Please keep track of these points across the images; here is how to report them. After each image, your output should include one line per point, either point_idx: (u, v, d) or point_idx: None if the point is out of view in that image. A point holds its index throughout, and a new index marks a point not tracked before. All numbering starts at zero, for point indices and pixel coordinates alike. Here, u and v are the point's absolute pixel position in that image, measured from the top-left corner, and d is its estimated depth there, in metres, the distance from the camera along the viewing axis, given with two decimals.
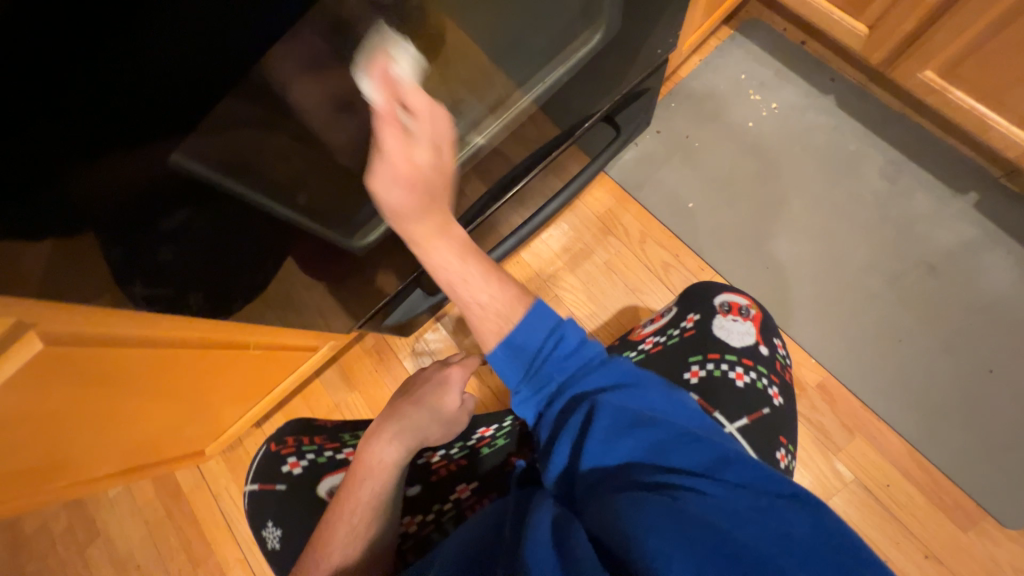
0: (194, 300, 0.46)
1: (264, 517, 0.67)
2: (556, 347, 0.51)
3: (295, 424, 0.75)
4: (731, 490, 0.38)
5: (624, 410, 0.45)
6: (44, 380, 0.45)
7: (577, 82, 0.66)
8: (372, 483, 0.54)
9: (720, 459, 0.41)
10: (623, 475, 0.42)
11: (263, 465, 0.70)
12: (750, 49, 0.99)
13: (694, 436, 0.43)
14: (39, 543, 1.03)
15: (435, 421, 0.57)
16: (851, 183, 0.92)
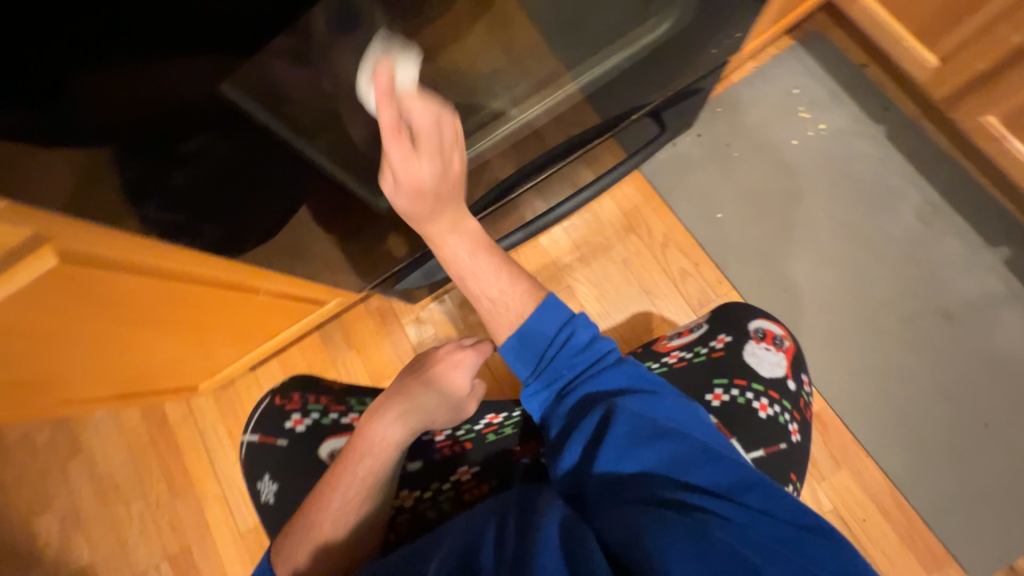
0: (210, 233, 0.44)
1: (261, 469, 0.69)
2: (568, 343, 0.50)
3: (297, 378, 0.75)
4: (752, 516, 0.39)
5: (644, 419, 0.45)
6: (54, 297, 0.44)
7: (635, 70, 0.64)
8: (371, 459, 0.54)
9: (742, 483, 0.41)
10: (641, 484, 0.43)
11: (266, 418, 0.71)
12: (807, 64, 0.96)
13: (716, 455, 0.43)
14: (20, 451, 1.04)
15: (442, 405, 0.57)
16: (884, 218, 0.90)
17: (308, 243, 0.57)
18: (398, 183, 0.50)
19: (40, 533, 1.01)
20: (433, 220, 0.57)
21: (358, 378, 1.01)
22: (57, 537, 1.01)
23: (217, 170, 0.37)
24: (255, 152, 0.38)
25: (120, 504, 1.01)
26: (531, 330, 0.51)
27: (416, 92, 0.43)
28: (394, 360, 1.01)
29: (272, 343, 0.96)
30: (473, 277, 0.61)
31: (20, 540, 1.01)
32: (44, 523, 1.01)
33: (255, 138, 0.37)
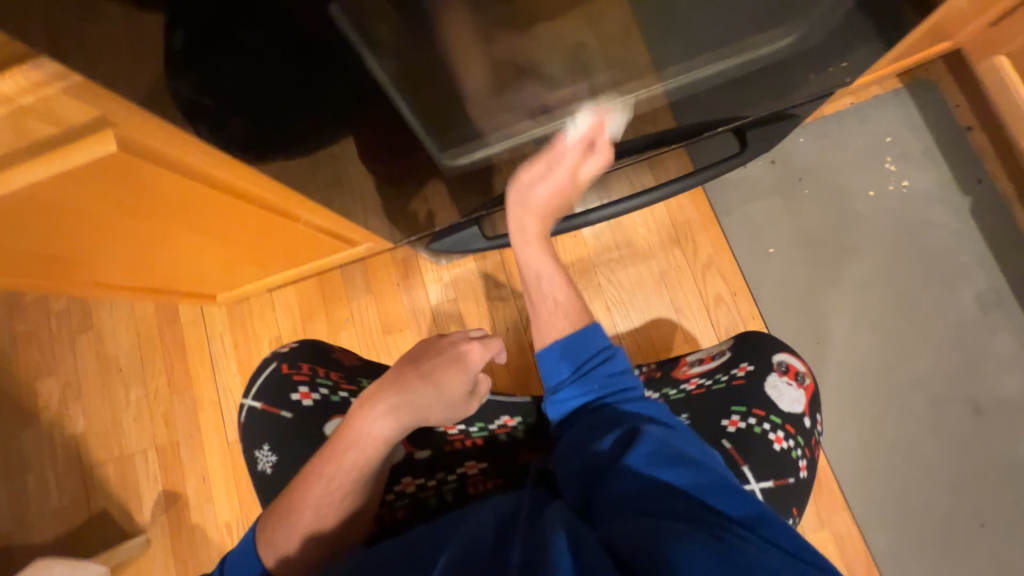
0: (245, 139, 0.40)
1: (262, 439, 0.68)
2: (603, 364, 0.56)
3: (304, 344, 0.73)
4: (771, 550, 0.36)
5: (666, 442, 0.46)
6: (102, 180, 0.43)
7: (740, 80, 0.60)
8: (356, 452, 0.54)
9: (758, 517, 0.39)
10: (656, 500, 0.41)
11: (271, 385, 0.70)
12: (910, 113, 0.90)
13: (737, 491, 0.41)
14: (37, 313, 1.07)
15: (438, 403, 0.56)
16: (941, 295, 0.86)
17: (357, 182, 0.55)
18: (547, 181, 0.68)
19: (42, 393, 1.05)
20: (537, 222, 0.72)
21: (370, 323, 1.01)
22: (57, 401, 1.04)
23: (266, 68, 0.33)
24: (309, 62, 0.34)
25: (120, 385, 1.04)
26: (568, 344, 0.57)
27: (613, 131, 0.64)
28: (408, 314, 1.01)
29: (294, 268, 0.96)
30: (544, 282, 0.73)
31: (23, 394, 1.05)
32: (47, 385, 1.05)
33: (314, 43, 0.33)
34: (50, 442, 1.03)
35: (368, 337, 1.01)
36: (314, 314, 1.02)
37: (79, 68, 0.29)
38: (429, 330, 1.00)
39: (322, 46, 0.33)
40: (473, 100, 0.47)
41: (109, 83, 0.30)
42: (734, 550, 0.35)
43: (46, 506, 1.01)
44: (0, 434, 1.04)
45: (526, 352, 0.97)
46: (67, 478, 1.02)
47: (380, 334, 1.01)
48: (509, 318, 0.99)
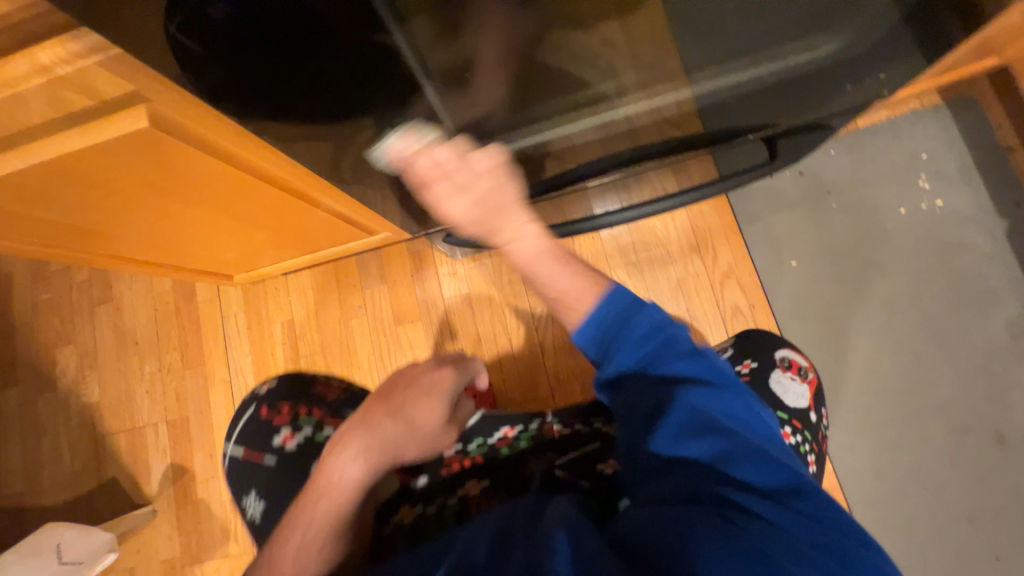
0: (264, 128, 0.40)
1: (248, 486, 0.68)
2: (635, 326, 0.49)
3: (280, 386, 0.73)
4: (796, 519, 0.39)
5: (699, 411, 0.45)
6: (132, 154, 0.43)
7: (775, 89, 0.60)
8: (328, 500, 0.51)
9: (790, 489, 0.41)
10: (687, 475, 0.42)
11: (252, 432, 0.70)
12: (948, 130, 0.87)
13: (768, 458, 0.43)
14: (59, 282, 1.10)
15: (411, 438, 0.54)
16: (969, 319, 0.83)
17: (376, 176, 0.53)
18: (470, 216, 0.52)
19: (61, 361, 1.07)
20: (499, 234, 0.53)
21: (382, 312, 1.02)
22: (74, 370, 1.07)
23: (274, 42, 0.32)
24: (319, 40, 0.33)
25: (135, 358, 1.06)
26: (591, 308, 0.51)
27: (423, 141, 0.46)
28: (420, 305, 1.01)
29: (311, 252, 0.96)
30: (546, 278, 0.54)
31: (43, 361, 1.08)
32: (66, 353, 1.08)
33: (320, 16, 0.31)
34: (65, 410, 1.06)
35: (379, 326, 1.01)
36: (327, 300, 1.03)
37: (74, 17, 0.26)
38: (439, 323, 1.00)
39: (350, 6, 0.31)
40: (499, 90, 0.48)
41: (102, 31, 0.27)
42: (755, 529, 0.37)
43: (59, 472, 1.04)
44: (19, 398, 1.07)
45: (535, 351, 0.97)
46: (79, 445, 1.04)
47: (391, 324, 1.01)
48: (521, 317, 0.98)
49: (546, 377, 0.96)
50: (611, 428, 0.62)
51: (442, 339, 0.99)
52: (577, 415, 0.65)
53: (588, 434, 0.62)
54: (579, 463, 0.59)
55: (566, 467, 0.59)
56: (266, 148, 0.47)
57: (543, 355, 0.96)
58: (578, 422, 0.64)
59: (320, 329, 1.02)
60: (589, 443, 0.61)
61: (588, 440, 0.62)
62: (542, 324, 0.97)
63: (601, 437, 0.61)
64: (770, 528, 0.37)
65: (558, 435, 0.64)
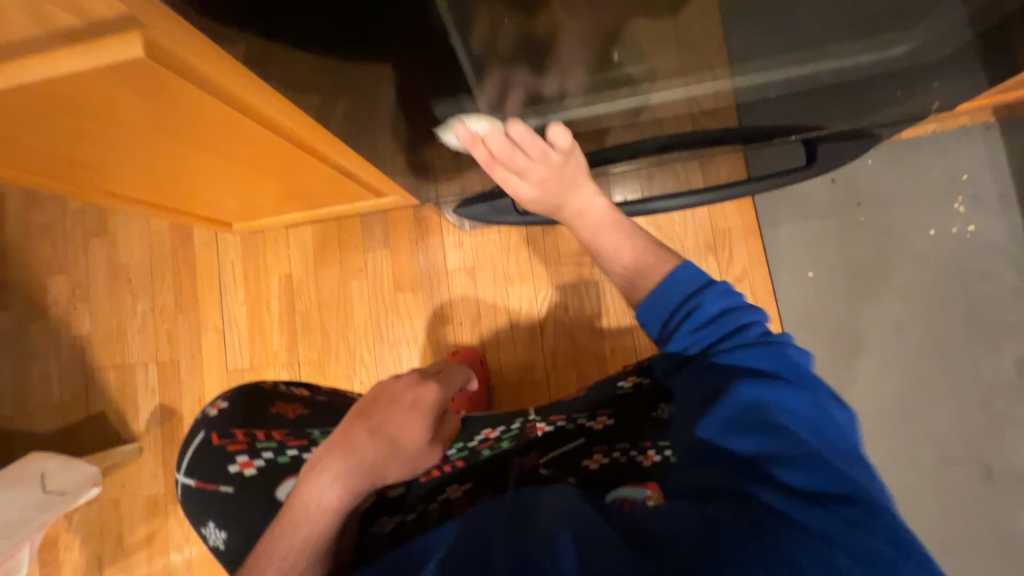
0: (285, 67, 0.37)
1: (206, 516, 0.62)
2: (703, 314, 0.46)
3: (233, 407, 0.67)
4: (838, 526, 0.33)
5: (755, 406, 0.39)
6: (131, 85, 0.39)
7: (830, 91, 0.56)
8: (305, 526, 0.49)
9: (837, 493, 0.35)
10: (730, 470, 0.37)
11: (203, 459, 0.65)
12: (996, 153, 0.83)
13: (821, 460, 0.36)
14: (53, 209, 1.06)
15: (393, 459, 0.51)
16: (980, 352, 0.81)
17: (396, 126, 0.50)
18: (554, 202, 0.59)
19: (52, 290, 1.05)
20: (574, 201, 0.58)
21: (383, 277, 0.99)
22: (66, 300, 1.05)
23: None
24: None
25: (128, 295, 1.04)
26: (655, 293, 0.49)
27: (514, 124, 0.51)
28: (422, 275, 0.98)
29: (315, 206, 0.93)
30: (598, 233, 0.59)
31: (34, 288, 1.06)
32: (58, 283, 1.05)
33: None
34: (55, 339, 1.04)
35: (378, 291, 0.99)
36: (328, 258, 1.00)
37: None
38: (440, 296, 0.98)
39: None
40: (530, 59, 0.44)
41: None
42: (801, 540, 0.32)
43: (47, 400, 1.03)
44: (9, 322, 1.05)
45: (534, 334, 0.95)
46: (69, 377, 1.04)
47: (391, 291, 0.99)
48: (523, 298, 0.96)
49: (541, 361, 0.94)
50: (596, 425, 0.60)
51: (442, 311, 0.97)
52: (562, 413, 0.64)
53: (573, 432, 0.61)
54: (567, 461, 0.57)
55: (551, 465, 0.56)
56: (277, 97, 0.43)
57: (541, 339, 0.95)
58: (562, 420, 0.64)
59: (318, 288, 1.00)
60: (575, 440, 0.60)
61: (573, 436, 0.61)
62: (545, 307, 0.95)
63: (587, 433, 0.60)
64: (819, 545, 0.31)
65: (542, 433, 0.63)
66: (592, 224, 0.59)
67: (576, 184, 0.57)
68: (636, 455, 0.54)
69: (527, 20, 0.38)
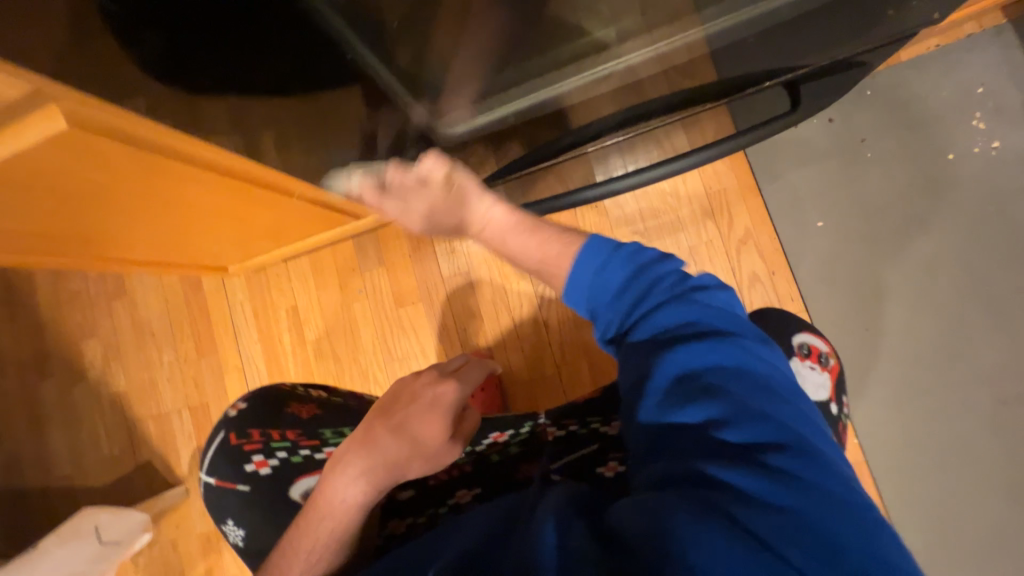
0: (211, 109, 0.38)
1: (226, 515, 0.65)
2: (610, 280, 0.44)
3: (251, 408, 0.68)
4: (779, 483, 0.32)
5: (691, 372, 0.38)
6: (77, 157, 0.41)
7: (796, 29, 0.51)
8: (330, 521, 0.49)
9: (777, 447, 0.34)
10: (676, 445, 0.36)
11: (221, 459, 0.67)
12: (1012, 57, 0.75)
13: (763, 416, 0.36)
14: (76, 278, 1.12)
15: (413, 456, 0.49)
16: (1023, 277, 0.74)
17: (361, 142, 0.51)
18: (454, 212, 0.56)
19: (87, 354, 1.12)
20: (476, 210, 0.55)
21: (384, 295, 1.00)
22: (100, 361, 1.11)
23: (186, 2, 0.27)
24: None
25: (153, 348, 1.09)
26: (574, 269, 0.45)
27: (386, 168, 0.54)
28: (420, 287, 0.98)
29: (305, 236, 0.94)
30: (521, 240, 0.54)
31: (70, 354, 1.12)
32: (91, 346, 1.11)
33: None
34: (96, 399, 1.11)
35: (381, 309, 0.99)
36: (327, 284, 1.01)
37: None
38: (441, 306, 0.97)
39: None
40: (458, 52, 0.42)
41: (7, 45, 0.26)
42: (734, 503, 0.31)
43: (98, 457, 1.10)
44: (52, 389, 1.12)
45: (540, 330, 0.93)
46: (114, 432, 1.10)
47: (393, 307, 0.99)
48: (524, 295, 0.94)
49: (552, 357, 0.93)
50: (610, 431, 0.58)
51: (444, 320, 0.97)
52: (574, 417, 0.62)
53: (585, 437, 0.58)
54: (577, 468, 0.55)
55: (564, 471, 0.54)
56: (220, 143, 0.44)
57: (547, 333, 0.93)
58: (574, 423, 0.61)
59: (323, 315, 1.02)
60: (587, 446, 0.57)
61: (585, 443, 0.58)
62: (546, 301, 0.93)
63: (601, 439, 0.57)
64: (754, 509, 0.31)
65: (552, 438, 0.60)
66: (498, 231, 0.55)
67: (471, 199, 0.55)
68: None
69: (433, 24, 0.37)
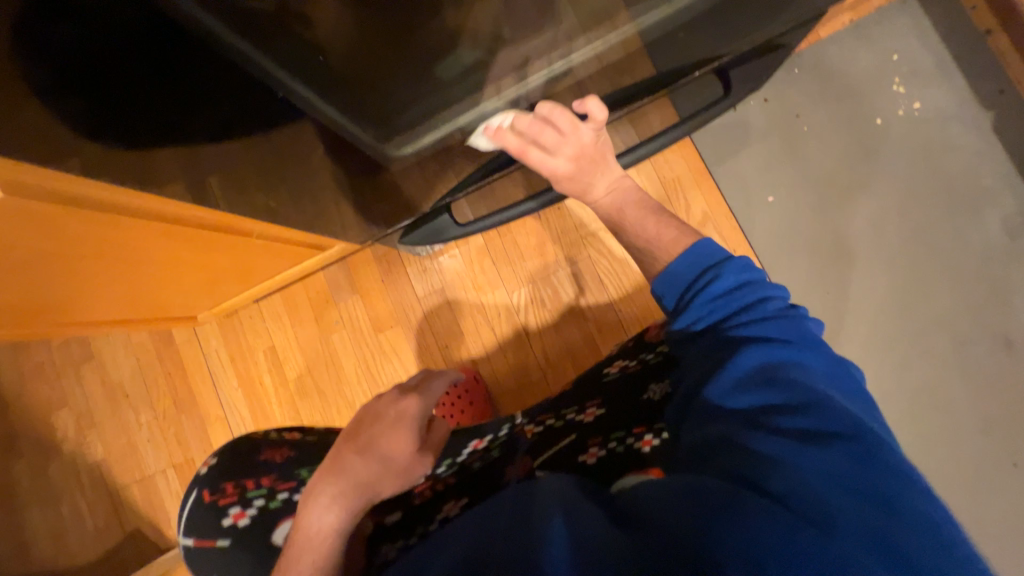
0: (150, 164, 0.39)
1: (209, 573, 0.63)
2: (715, 286, 0.48)
3: (222, 460, 0.67)
4: (832, 464, 0.35)
5: (764, 365, 0.42)
6: (21, 224, 0.41)
7: (718, 19, 0.54)
8: (311, 553, 0.48)
9: (838, 434, 0.37)
10: (742, 423, 0.40)
11: (197, 519, 0.64)
12: (919, 24, 0.81)
13: (829, 408, 0.38)
14: (36, 349, 1.08)
15: (384, 473, 0.49)
16: (961, 224, 0.79)
17: (324, 179, 0.53)
18: (585, 170, 0.64)
19: (58, 426, 1.07)
20: (601, 173, 0.65)
21: (362, 323, 0.99)
22: (73, 432, 1.06)
23: (96, 53, 0.27)
24: (141, 41, 0.28)
25: (129, 410, 1.05)
26: (672, 275, 0.51)
27: (551, 108, 0.57)
28: (397, 310, 0.98)
29: (271, 274, 0.93)
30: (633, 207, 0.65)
31: (40, 429, 1.07)
32: (62, 418, 1.07)
33: (130, 11, 0.26)
34: (73, 472, 1.06)
35: (360, 337, 0.99)
36: (303, 320, 1.00)
37: None
38: (420, 325, 0.97)
39: (211, 63, 0.31)
40: (397, 80, 0.43)
41: None
42: (799, 483, 0.33)
43: (82, 533, 1.05)
44: (25, 469, 1.07)
45: (520, 336, 0.94)
46: (96, 503, 1.05)
47: (372, 333, 0.98)
48: (500, 304, 0.95)
49: (535, 361, 0.93)
50: (586, 417, 0.59)
51: (426, 340, 0.97)
52: (550, 411, 0.63)
53: (562, 429, 0.60)
54: (561, 460, 0.57)
55: (547, 467, 0.56)
56: (172, 194, 0.45)
57: (528, 338, 0.94)
58: (551, 417, 0.62)
59: (303, 351, 1.00)
60: (566, 436, 0.59)
61: (564, 433, 0.59)
62: (523, 307, 0.94)
63: (578, 427, 0.59)
64: (809, 479, 0.34)
65: (532, 435, 0.61)
66: (611, 203, 0.66)
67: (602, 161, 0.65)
68: (634, 443, 0.55)
69: (366, 62, 0.39)
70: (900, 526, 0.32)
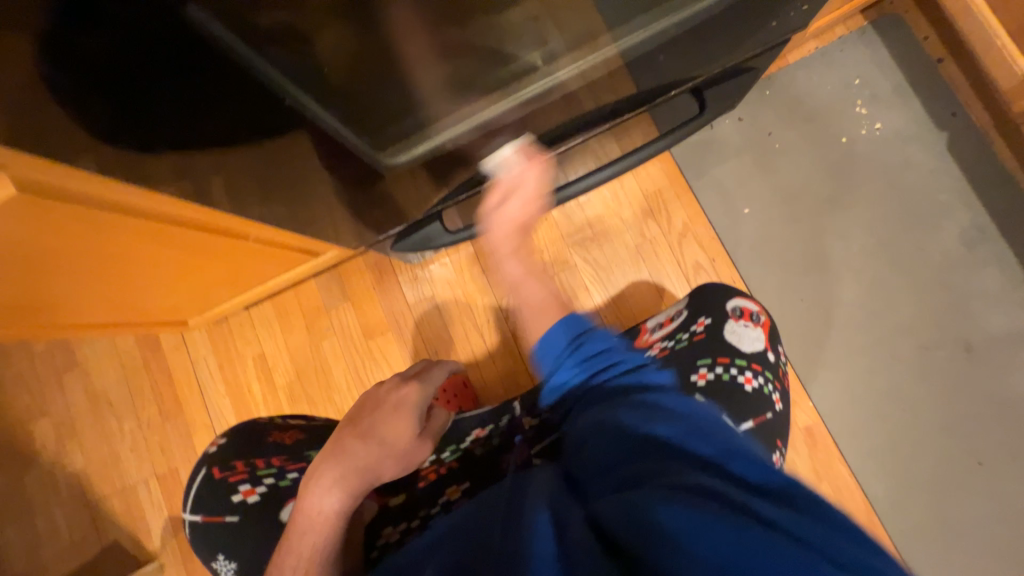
0: (156, 165, 0.41)
1: (216, 550, 0.63)
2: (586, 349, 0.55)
3: (231, 441, 0.68)
4: (738, 473, 0.35)
5: (649, 408, 0.45)
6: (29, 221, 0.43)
7: (691, 42, 0.59)
8: (312, 534, 0.49)
9: (733, 450, 0.38)
10: (641, 456, 0.40)
11: (206, 496, 0.65)
12: (878, 52, 0.87)
13: (716, 432, 0.40)
14: (18, 357, 1.06)
15: (385, 457, 0.51)
16: (922, 236, 0.84)
17: (323, 184, 0.55)
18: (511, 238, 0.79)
19: (37, 436, 1.05)
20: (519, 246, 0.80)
21: (352, 330, 1.00)
22: (53, 441, 1.04)
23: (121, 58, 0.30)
24: (162, 46, 0.30)
25: (113, 419, 1.04)
26: (548, 344, 0.57)
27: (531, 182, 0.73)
28: (388, 318, 0.99)
29: (262, 281, 0.94)
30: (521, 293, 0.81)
31: (18, 439, 1.05)
32: (41, 427, 1.05)
33: (150, 24, 0.28)
34: (52, 483, 1.03)
35: (350, 344, 1.00)
36: (294, 327, 1.01)
37: None
38: (411, 332, 0.99)
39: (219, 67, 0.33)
40: (395, 90, 0.46)
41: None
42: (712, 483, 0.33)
43: (58, 546, 1.02)
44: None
45: (509, 343, 0.96)
46: (74, 516, 1.02)
47: (362, 340, 1.00)
48: (489, 311, 0.97)
49: (523, 368, 0.95)
50: None
51: (416, 347, 0.98)
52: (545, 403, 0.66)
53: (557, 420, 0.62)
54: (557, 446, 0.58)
55: (545, 454, 0.57)
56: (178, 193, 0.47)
57: (517, 345, 0.96)
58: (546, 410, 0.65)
59: (292, 358, 1.01)
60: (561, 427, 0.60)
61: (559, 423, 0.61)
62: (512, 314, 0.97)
63: None
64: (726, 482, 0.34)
65: (529, 426, 0.63)
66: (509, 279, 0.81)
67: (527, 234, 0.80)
68: None
69: (365, 72, 0.42)
70: (824, 512, 0.31)
